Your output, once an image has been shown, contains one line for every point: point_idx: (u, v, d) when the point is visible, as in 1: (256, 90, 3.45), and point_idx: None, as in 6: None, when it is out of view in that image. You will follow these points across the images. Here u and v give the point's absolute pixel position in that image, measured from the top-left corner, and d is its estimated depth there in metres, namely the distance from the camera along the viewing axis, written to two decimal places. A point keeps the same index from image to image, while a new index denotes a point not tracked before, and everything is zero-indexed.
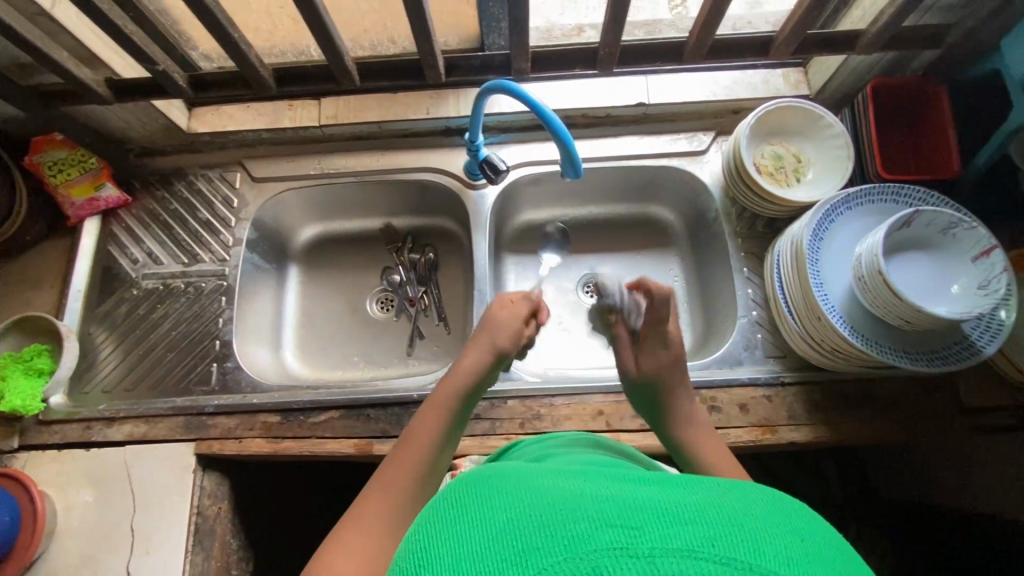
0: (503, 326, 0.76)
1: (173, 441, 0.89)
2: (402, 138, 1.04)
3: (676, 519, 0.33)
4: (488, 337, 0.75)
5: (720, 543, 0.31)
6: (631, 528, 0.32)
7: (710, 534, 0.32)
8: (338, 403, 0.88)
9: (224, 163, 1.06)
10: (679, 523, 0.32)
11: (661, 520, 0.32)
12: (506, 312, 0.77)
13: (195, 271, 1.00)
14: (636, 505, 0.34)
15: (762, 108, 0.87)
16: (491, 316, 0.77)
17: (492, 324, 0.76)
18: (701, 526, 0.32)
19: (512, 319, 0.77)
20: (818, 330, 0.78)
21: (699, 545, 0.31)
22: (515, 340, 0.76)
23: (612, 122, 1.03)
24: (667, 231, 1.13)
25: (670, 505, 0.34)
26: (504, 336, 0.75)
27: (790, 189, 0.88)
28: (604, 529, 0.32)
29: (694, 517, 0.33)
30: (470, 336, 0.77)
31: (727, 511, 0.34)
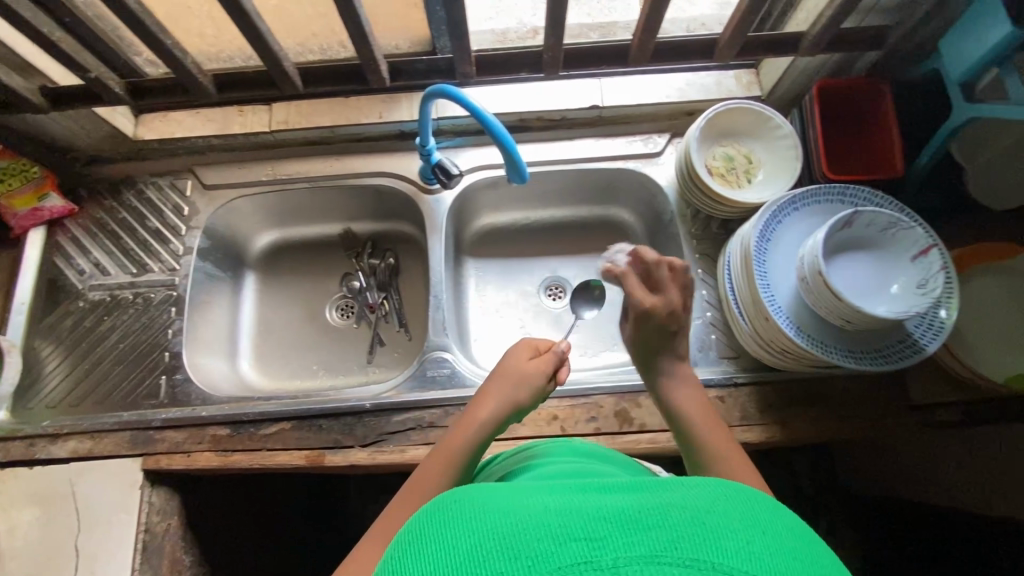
0: (527, 379, 0.73)
1: (119, 457, 0.87)
2: (357, 143, 1.03)
3: (641, 525, 0.33)
4: (509, 391, 0.72)
5: (682, 545, 0.32)
6: (596, 541, 0.33)
7: (672, 536, 0.33)
8: (290, 414, 0.87)
9: (174, 170, 1.04)
10: (641, 530, 0.33)
11: (625, 527, 0.33)
12: (531, 362, 0.74)
13: (144, 281, 0.98)
14: (597, 514, 0.35)
15: (712, 110, 0.87)
16: (515, 364, 0.74)
17: (515, 372, 0.73)
18: (665, 529, 0.33)
19: (539, 373, 0.74)
20: (765, 331, 0.78)
21: (662, 550, 0.32)
22: (536, 395, 0.74)
23: (568, 125, 1.02)
24: (628, 232, 1.13)
25: (634, 510, 0.35)
26: (526, 391, 0.72)
27: (741, 191, 0.89)
28: (568, 543, 0.33)
29: (658, 520, 0.34)
30: (488, 380, 0.74)
31: (691, 511, 0.35)
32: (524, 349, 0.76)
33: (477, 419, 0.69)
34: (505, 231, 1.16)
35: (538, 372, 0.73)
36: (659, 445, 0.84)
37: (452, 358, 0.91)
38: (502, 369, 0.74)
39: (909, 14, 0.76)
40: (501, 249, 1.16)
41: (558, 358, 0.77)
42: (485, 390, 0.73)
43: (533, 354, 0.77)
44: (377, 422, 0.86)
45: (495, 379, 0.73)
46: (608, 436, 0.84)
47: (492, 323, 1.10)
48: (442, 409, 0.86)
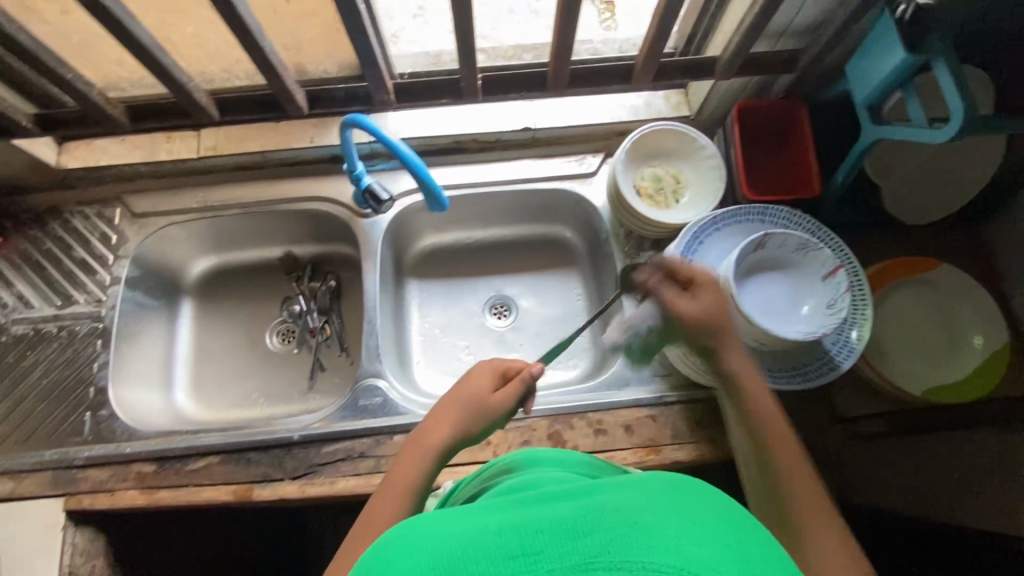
0: (484, 407, 0.65)
1: (40, 497, 0.84)
2: (289, 167, 1.02)
3: (578, 534, 0.37)
4: (464, 419, 0.64)
5: (617, 549, 0.35)
6: (534, 555, 0.36)
7: (609, 541, 0.36)
8: (217, 448, 0.85)
9: (102, 198, 1.02)
10: (577, 538, 0.36)
11: (563, 538, 0.37)
12: (491, 389, 0.66)
13: (69, 313, 0.95)
14: (537, 529, 0.38)
15: (636, 132, 0.89)
16: (473, 387, 0.66)
17: (474, 398, 0.65)
18: (599, 534, 0.36)
19: (501, 403, 0.65)
20: (688, 351, 0.79)
21: (595, 556, 0.35)
22: (489, 425, 0.66)
23: (503, 146, 1.03)
24: (570, 250, 1.14)
25: (570, 519, 0.38)
26: (481, 422, 0.65)
27: (668, 211, 0.90)
28: (508, 560, 0.36)
29: (593, 526, 0.37)
30: (446, 399, 0.67)
31: (629, 513, 0.38)
32: (488, 370, 0.67)
33: (428, 447, 0.63)
34: (448, 251, 1.16)
35: (501, 404, 0.65)
36: None
37: (385, 385, 0.90)
38: (460, 392, 0.66)
39: (815, 40, 0.78)
40: (445, 269, 1.15)
41: (527, 386, 0.67)
42: (442, 411, 0.65)
43: (499, 377, 0.67)
44: (306, 454, 0.85)
45: (450, 403, 0.65)
46: None
47: (435, 345, 1.10)
48: (373, 438, 0.85)
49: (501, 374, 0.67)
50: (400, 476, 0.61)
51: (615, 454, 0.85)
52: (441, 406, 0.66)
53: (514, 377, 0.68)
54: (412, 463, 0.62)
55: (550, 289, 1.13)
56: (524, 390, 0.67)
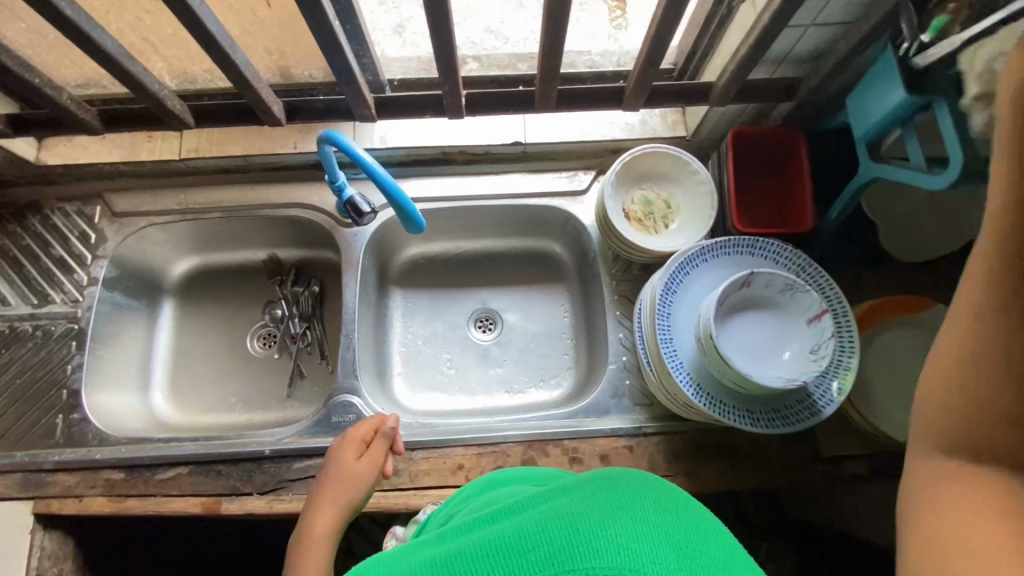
0: (356, 476, 0.74)
1: (8, 499, 0.84)
2: (272, 172, 1.00)
3: (522, 552, 0.40)
4: (345, 495, 0.72)
5: (556, 561, 0.39)
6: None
7: (551, 554, 0.39)
8: (187, 458, 0.84)
9: (83, 196, 1.00)
10: (520, 556, 0.40)
11: (507, 558, 0.41)
12: (356, 460, 0.75)
13: (44, 313, 0.94)
14: (488, 550, 0.42)
15: (627, 155, 0.86)
16: (340, 464, 0.75)
17: (346, 473, 0.74)
18: (540, 549, 0.40)
19: (368, 466, 0.75)
20: (667, 385, 0.77)
21: (540, 568, 0.39)
22: (368, 491, 0.75)
23: (493, 160, 1.00)
24: (559, 264, 1.12)
25: (512, 536, 0.42)
26: (361, 489, 0.73)
27: (656, 236, 0.88)
28: None
29: (534, 541, 0.41)
30: (318, 488, 0.74)
31: (572, 519, 0.41)
32: (346, 445, 0.77)
33: (322, 530, 0.68)
34: (433, 261, 1.14)
35: (370, 466, 0.75)
36: None
37: (359, 403, 0.89)
38: (330, 478, 0.74)
39: (816, 70, 0.75)
40: (430, 279, 1.14)
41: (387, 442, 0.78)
42: (321, 502, 0.71)
43: (361, 448, 0.77)
44: (277, 469, 0.84)
45: (325, 487, 0.73)
46: None
47: (417, 356, 1.08)
48: None
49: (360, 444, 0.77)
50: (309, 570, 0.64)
51: None
52: (316, 501, 0.72)
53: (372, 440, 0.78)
54: (317, 551, 0.66)
55: (536, 305, 1.12)
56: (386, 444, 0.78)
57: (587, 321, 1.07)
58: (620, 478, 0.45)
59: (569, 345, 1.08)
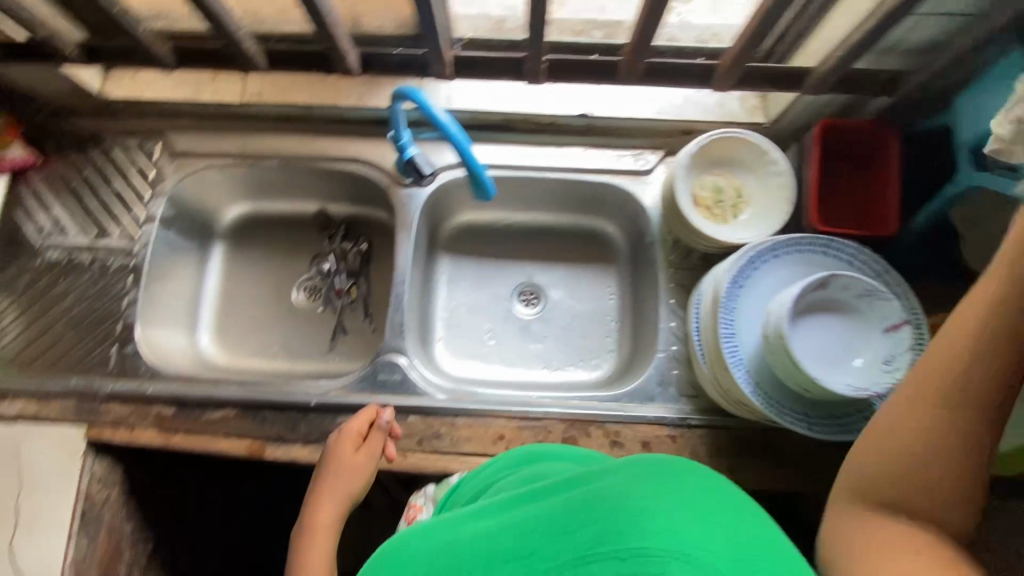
0: (355, 469, 0.78)
1: (64, 423, 0.87)
2: (332, 124, 0.99)
3: (568, 532, 0.40)
4: (345, 489, 0.77)
5: (604, 542, 0.38)
6: (531, 554, 0.41)
7: (598, 534, 0.39)
8: (236, 401, 0.86)
9: (143, 132, 1.00)
10: (566, 535, 0.40)
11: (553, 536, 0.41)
12: (355, 453, 0.79)
13: (102, 246, 0.95)
14: (534, 527, 0.42)
15: (704, 137, 0.83)
16: (339, 457, 0.78)
17: (344, 468, 0.78)
18: (587, 528, 0.39)
19: (367, 458, 0.79)
20: (723, 381, 0.75)
21: (585, 550, 0.39)
22: (369, 480, 0.79)
23: (557, 131, 0.97)
24: (610, 245, 1.09)
25: (557, 516, 0.42)
26: (358, 482, 0.77)
27: (724, 226, 0.85)
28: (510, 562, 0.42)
29: (578, 521, 0.40)
30: (317, 481, 0.78)
31: (619, 500, 0.40)
32: (343, 439, 0.80)
33: (327, 521, 0.75)
34: (482, 230, 1.13)
35: (367, 461, 0.78)
36: None
37: (405, 363, 0.90)
38: (330, 470, 0.78)
39: (927, 64, 0.70)
40: (477, 248, 1.12)
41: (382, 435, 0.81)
42: (323, 495, 0.76)
43: (358, 441, 0.80)
44: (321, 421, 0.85)
45: (325, 481, 0.77)
46: None
47: (459, 324, 1.08)
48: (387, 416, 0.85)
49: (355, 439, 0.80)
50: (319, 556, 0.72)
51: None
52: (317, 494, 0.77)
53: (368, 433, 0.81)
54: (323, 541, 0.74)
55: (583, 284, 1.10)
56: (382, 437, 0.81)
57: (633, 305, 1.05)
58: (662, 462, 0.44)
59: (612, 328, 1.07)
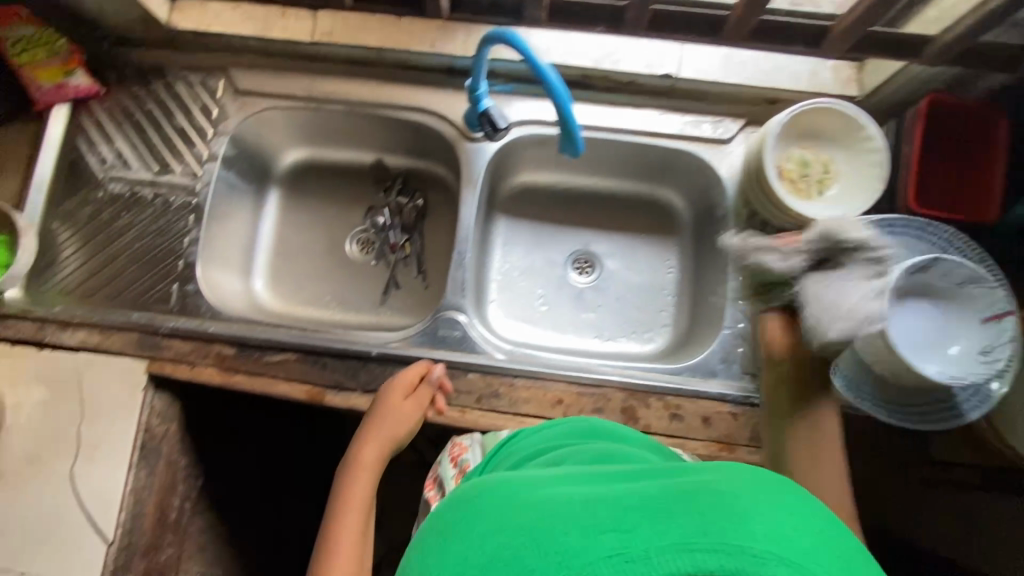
0: (404, 418, 0.78)
1: (125, 355, 0.87)
2: (401, 71, 0.95)
3: (667, 514, 0.36)
4: (391, 435, 0.77)
5: (710, 532, 0.35)
6: (625, 532, 0.36)
7: (703, 525, 0.35)
8: (297, 346, 0.86)
9: (207, 67, 0.97)
10: (666, 520, 0.36)
11: (649, 518, 0.36)
12: (405, 402, 0.79)
13: (164, 182, 0.94)
14: (626, 506, 0.38)
15: (799, 106, 0.79)
16: (389, 404, 0.79)
17: (393, 414, 0.78)
18: (691, 517, 0.36)
19: (415, 408, 0.79)
20: (800, 362, 0.74)
21: (692, 537, 0.35)
22: (414, 429, 0.79)
23: (635, 91, 0.93)
24: (672, 217, 1.06)
25: (655, 503, 0.38)
26: (407, 428, 0.78)
27: (810, 203, 0.81)
28: (593, 538, 0.37)
29: (682, 510, 0.36)
30: (364, 422, 0.79)
31: (717, 496, 0.38)
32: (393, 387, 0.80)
33: (370, 462, 0.75)
34: (541, 192, 1.10)
35: (415, 410, 0.79)
36: None
37: (465, 321, 0.88)
38: (379, 416, 0.78)
39: None
40: (535, 211, 1.10)
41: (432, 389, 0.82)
42: (370, 437, 0.77)
43: (408, 391, 0.81)
44: (380, 371, 0.85)
45: (373, 421, 0.78)
46: None
47: (512, 287, 1.07)
48: (447, 370, 0.85)
49: (405, 388, 0.80)
50: (359, 493, 0.73)
51: (687, 442, 0.82)
52: (363, 436, 0.77)
53: (419, 384, 0.81)
54: (365, 480, 0.74)
55: (640, 255, 1.07)
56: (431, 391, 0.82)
57: (693, 281, 1.02)
58: (753, 471, 0.42)
59: (668, 302, 1.04)
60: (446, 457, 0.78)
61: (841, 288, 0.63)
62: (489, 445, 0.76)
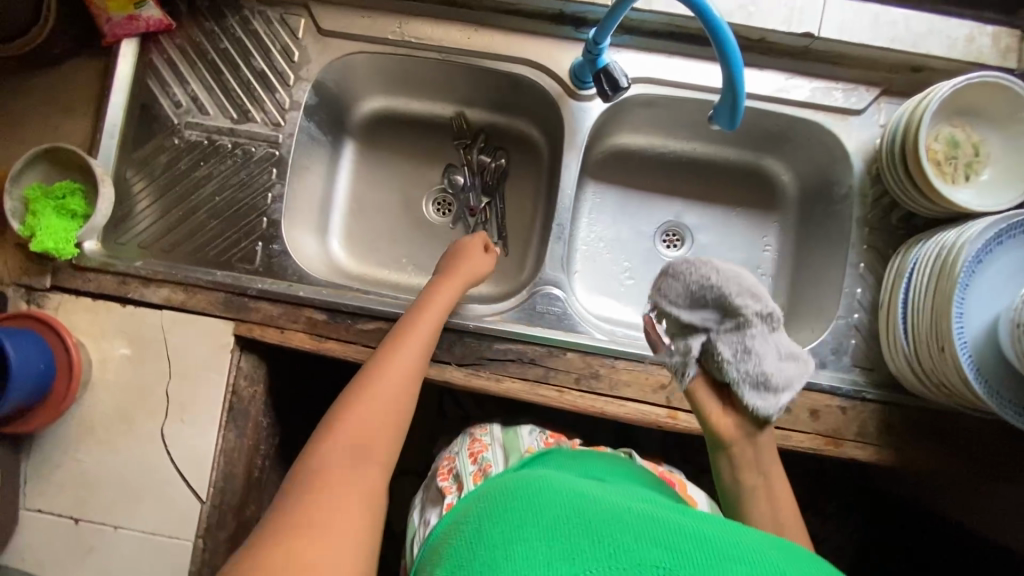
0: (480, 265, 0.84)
1: (211, 315, 0.84)
2: (502, 16, 0.87)
3: (714, 553, 0.41)
4: (469, 271, 0.82)
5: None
6: (674, 551, 0.40)
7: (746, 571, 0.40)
8: (390, 315, 0.83)
9: (286, 2, 0.89)
10: (715, 556, 0.40)
11: (702, 551, 0.41)
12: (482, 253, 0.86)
13: (244, 131, 0.88)
14: (678, 533, 0.42)
15: (967, 79, 0.71)
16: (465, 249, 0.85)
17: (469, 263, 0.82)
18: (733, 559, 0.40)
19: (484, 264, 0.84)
20: (934, 362, 0.70)
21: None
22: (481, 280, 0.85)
23: (763, 51, 0.84)
24: (774, 191, 0.99)
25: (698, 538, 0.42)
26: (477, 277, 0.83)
27: (957, 188, 0.75)
28: (648, 550, 0.40)
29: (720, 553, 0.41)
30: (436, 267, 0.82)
31: (760, 553, 0.42)
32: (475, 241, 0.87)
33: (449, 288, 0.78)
34: (634, 157, 1.02)
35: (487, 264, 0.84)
36: None
37: (564, 296, 0.84)
38: (456, 256, 0.84)
39: None
40: (626, 177, 1.03)
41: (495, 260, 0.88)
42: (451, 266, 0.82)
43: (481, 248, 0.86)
44: (477, 345, 0.82)
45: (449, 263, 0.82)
46: None
47: (598, 258, 1.01)
48: (547, 348, 0.82)
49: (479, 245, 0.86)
50: (441, 297, 0.77)
51: (793, 435, 0.79)
52: (443, 266, 0.83)
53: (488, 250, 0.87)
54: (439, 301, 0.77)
55: (735, 230, 1.01)
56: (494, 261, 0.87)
57: (795, 261, 0.96)
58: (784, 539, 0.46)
59: (763, 282, 0.99)
60: (465, 451, 0.76)
61: (756, 353, 0.61)
62: (511, 448, 0.74)
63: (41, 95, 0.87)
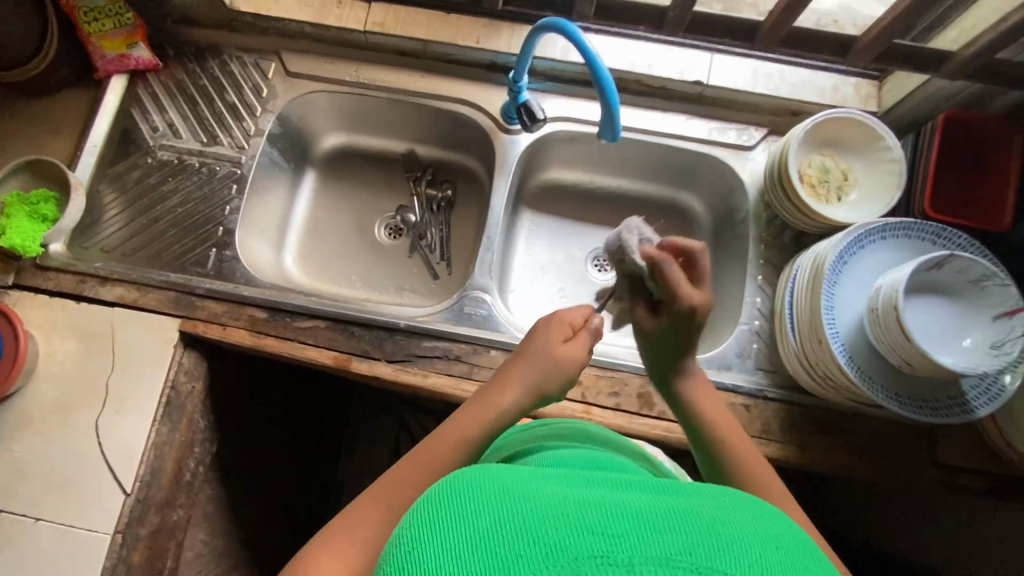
0: (564, 362, 0.70)
1: (159, 312, 0.90)
2: (445, 64, 1.02)
3: (637, 528, 0.31)
4: (539, 376, 0.68)
5: (699, 551, 0.30)
6: (613, 536, 0.30)
7: (689, 541, 0.30)
8: (327, 314, 0.89)
9: (261, 49, 1.03)
10: (661, 528, 0.31)
11: (640, 527, 0.31)
12: (564, 346, 0.70)
13: (211, 153, 0.99)
14: (609, 509, 0.32)
15: (824, 114, 0.84)
16: (549, 349, 0.70)
17: (547, 357, 0.69)
18: (682, 532, 0.31)
19: (569, 355, 0.70)
20: (815, 353, 0.77)
21: (677, 553, 0.30)
22: (566, 380, 0.70)
23: (664, 96, 0.98)
24: (692, 221, 1.09)
25: (650, 510, 0.32)
26: (557, 376, 0.69)
27: (829, 206, 0.85)
28: (585, 538, 0.30)
29: (676, 522, 0.32)
30: (519, 355, 0.71)
31: (707, 520, 0.32)
32: (557, 328, 0.72)
33: (515, 390, 0.67)
34: (567, 189, 1.13)
35: (568, 358, 0.70)
36: (675, 435, 0.83)
37: (490, 300, 0.92)
38: (537, 347, 0.70)
39: None
40: (560, 206, 1.13)
41: (590, 338, 0.74)
42: (531, 356, 0.70)
43: (568, 332, 0.73)
44: (407, 342, 0.88)
45: (525, 358, 0.69)
46: (625, 414, 0.84)
47: (532, 278, 1.08)
48: (471, 346, 0.88)
49: (565, 328, 0.72)
50: (501, 399, 0.66)
51: None
52: (522, 354, 0.70)
53: (580, 330, 0.74)
54: (496, 410, 0.65)
55: None
56: (590, 340, 0.73)
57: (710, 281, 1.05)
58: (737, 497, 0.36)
59: None
60: None
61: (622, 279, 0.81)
62: None
63: (33, 119, 0.98)
